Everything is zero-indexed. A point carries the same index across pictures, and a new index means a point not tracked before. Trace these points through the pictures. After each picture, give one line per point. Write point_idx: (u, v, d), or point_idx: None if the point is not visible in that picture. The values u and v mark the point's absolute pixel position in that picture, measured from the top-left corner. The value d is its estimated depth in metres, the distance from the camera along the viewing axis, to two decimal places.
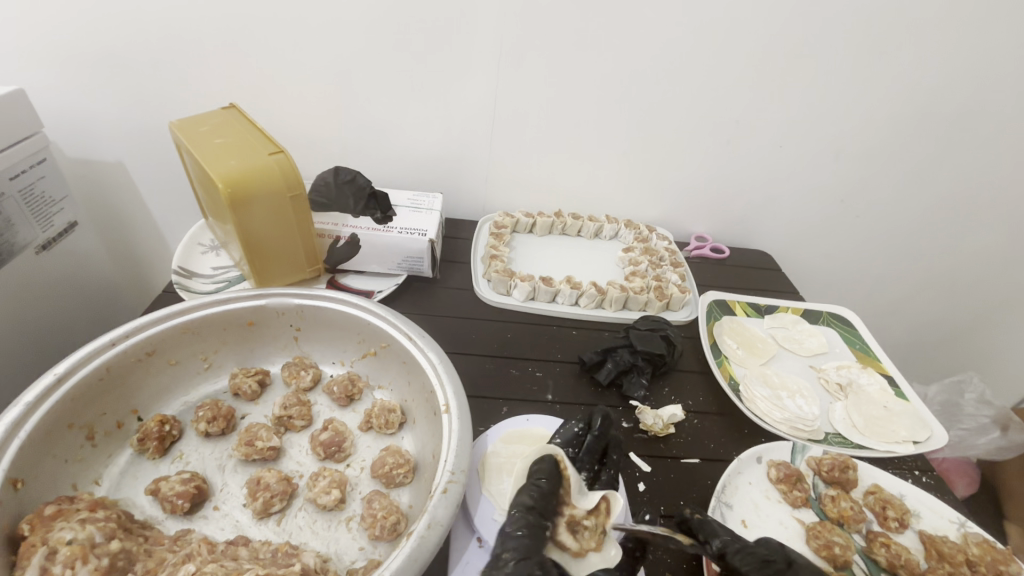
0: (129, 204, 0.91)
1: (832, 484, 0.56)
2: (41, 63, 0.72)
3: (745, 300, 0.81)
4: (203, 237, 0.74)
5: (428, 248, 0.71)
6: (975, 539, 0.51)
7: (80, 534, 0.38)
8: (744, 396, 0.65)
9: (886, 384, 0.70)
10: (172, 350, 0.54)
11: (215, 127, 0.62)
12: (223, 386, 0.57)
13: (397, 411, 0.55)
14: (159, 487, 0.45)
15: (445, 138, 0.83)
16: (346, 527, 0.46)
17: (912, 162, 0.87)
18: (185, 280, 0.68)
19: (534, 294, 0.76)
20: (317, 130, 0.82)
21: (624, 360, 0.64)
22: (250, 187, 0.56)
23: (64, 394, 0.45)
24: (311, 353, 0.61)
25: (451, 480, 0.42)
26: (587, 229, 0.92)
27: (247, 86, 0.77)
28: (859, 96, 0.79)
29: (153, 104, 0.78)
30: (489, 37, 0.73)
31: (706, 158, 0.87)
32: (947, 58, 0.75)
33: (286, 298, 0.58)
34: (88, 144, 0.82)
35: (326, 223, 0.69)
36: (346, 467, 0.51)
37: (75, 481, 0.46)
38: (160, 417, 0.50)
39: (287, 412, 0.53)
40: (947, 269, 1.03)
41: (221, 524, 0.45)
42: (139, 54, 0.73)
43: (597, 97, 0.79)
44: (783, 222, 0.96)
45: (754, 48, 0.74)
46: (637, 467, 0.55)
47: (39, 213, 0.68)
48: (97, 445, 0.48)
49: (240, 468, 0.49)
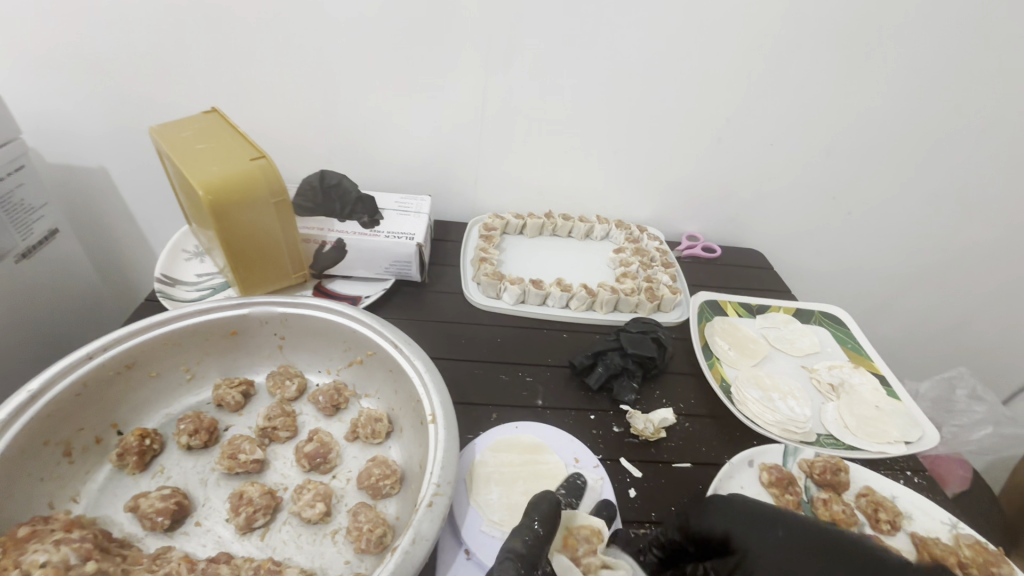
0: (112, 210, 0.89)
1: (824, 486, 0.55)
2: (17, 67, 0.71)
3: (736, 300, 0.81)
4: (186, 243, 0.73)
5: (415, 252, 0.70)
6: (967, 541, 0.51)
7: (54, 556, 0.37)
8: (736, 398, 0.64)
9: (878, 383, 0.70)
10: (152, 362, 0.53)
11: (196, 132, 0.61)
12: (207, 397, 0.56)
13: (384, 420, 0.54)
14: (139, 504, 0.44)
15: (432, 140, 0.82)
16: (331, 541, 0.45)
17: (901, 159, 0.87)
18: (168, 288, 0.66)
19: (524, 297, 0.75)
20: (302, 132, 0.81)
21: (615, 364, 0.63)
22: (231, 193, 0.54)
23: (38, 410, 0.44)
24: (297, 361, 0.60)
25: (436, 493, 0.42)
26: (577, 230, 0.91)
27: (231, 89, 0.76)
28: (848, 93, 0.79)
29: (134, 108, 0.77)
30: (474, 37, 0.71)
31: (696, 157, 0.86)
32: (937, 55, 0.75)
33: (270, 307, 0.57)
34: (69, 150, 0.80)
35: (312, 228, 0.68)
36: (332, 479, 0.50)
37: (51, 499, 0.45)
38: (140, 431, 0.49)
39: (272, 423, 0.52)
40: (938, 266, 1.03)
41: (203, 540, 0.44)
42: (118, 56, 0.71)
43: (586, 97, 0.78)
44: (774, 220, 0.95)
45: (743, 46, 0.73)
46: (629, 473, 0.54)
47: (17, 221, 0.67)
48: (75, 461, 0.47)
49: (223, 482, 0.49)
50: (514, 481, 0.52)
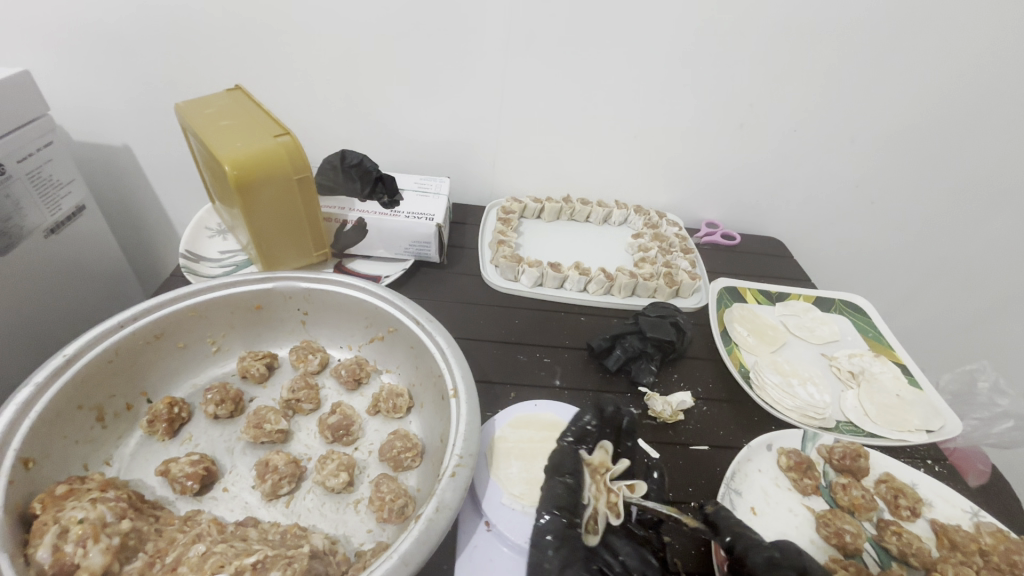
0: (136, 187, 0.90)
1: (843, 472, 0.55)
2: (46, 45, 0.72)
3: (756, 287, 0.80)
4: (210, 220, 0.74)
5: (435, 232, 0.70)
6: (989, 529, 0.51)
7: (91, 514, 0.38)
8: (754, 383, 0.64)
9: (900, 373, 0.69)
10: (180, 334, 0.54)
11: (221, 109, 0.62)
12: (232, 369, 0.58)
13: (405, 396, 0.55)
14: (169, 469, 0.45)
15: (453, 122, 0.82)
16: (354, 510, 0.46)
17: (929, 147, 0.85)
18: (193, 264, 0.68)
19: (542, 280, 0.75)
20: (324, 113, 0.81)
21: (633, 347, 0.63)
22: (256, 170, 0.55)
23: (73, 375, 0.45)
24: (319, 337, 0.61)
25: (459, 464, 0.42)
26: (595, 214, 0.91)
27: (254, 68, 0.76)
28: (876, 79, 0.77)
29: (159, 88, 0.77)
30: (496, 18, 0.71)
31: (718, 142, 0.85)
32: (970, 40, 0.73)
33: (293, 282, 0.58)
34: (96, 128, 0.82)
35: (332, 207, 0.68)
36: (354, 450, 0.51)
37: (86, 461, 0.46)
38: (169, 399, 0.50)
39: (295, 395, 0.53)
40: (963, 257, 1.01)
41: (230, 505, 0.45)
42: (143, 35, 0.72)
43: (607, 79, 0.77)
44: (795, 208, 0.94)
45: (770, 28, 0.72)
46: (647, 454, 0.54)
47: (47, 196, 0.68)
48: (107, 427, 0.49)
49: (248, 451, 0.50)
50: (533, 456, 0.52)
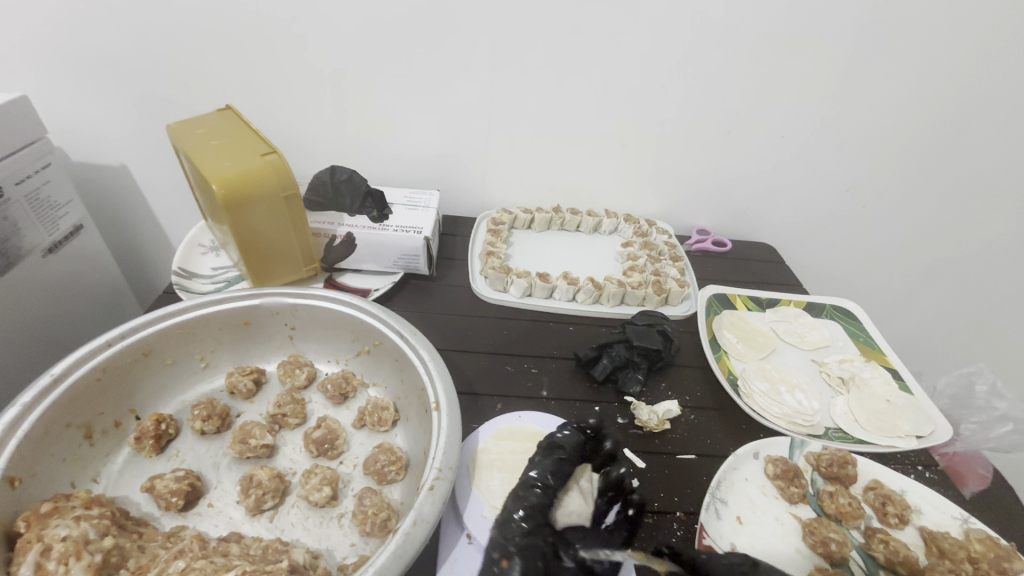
0: (133, 205, 0.92)
1: (831, 479, 0.55)
2: (44, 69, 0.74)
3: (746, 294, 0.81)
4: (202, 237, 0.75)
5: (423, 246, 0.71)
6: (978, 536, 0.50)
7: (73, 531, 0.39)
8: (742, 391, 0.64)
9: (890, 378, 0.69)
10: (168, 350, 0.55)
11: (211, 129, 0.63)
12: (220, 385, 0.58)
13: (390, 409, 0.55)
14: (154, 485, 0.46)
15: (442, 136, 0.83)
16: (337, 524, 0.46)
17: (917, 150, 0.85)
18: (185, 281, 0.69)
19: (531, 290, 0.75)
20: (314, 129, 0.82)
21: (620, 356, 0.63)
22: (243, 188, 0.56)
23: (60, 394, 0.46)
24: (307, 351, 0.62)
25: (438, 477, 0.43)
26: (585, 224, 0.91)
27: (245, 87, 0.77)
28: (861, 83, 0.77)
29: (154, 109, 0.79)
30: (480, 34, 0.72)
31: (705, 150, 0.85)
32: (953, 44, 0.73)
33: (280, 298, 0.58)
34: (94, 149, 0.83)
35: (322, 222, 0.70)
36: (339, 464, 0.52)
37: (73, 479, 0.47)
38: (156, 415, 0.51)
39: (282, 410, 0.54)
40: (958, 260, 1.00)
41: (215, 520, 0.46)
42: (138, 57, 0.73)
43: (592, 90, 0.78)
44: (786, 213, 0.94)
45: (753, 36, 0.73)
46: (632, 463, 0.54)
47: (44, 217, 0.70)
48: (95, 444, 0.50)
49: (234, 466, 0.50)
50: (516, 467, 0.52)
